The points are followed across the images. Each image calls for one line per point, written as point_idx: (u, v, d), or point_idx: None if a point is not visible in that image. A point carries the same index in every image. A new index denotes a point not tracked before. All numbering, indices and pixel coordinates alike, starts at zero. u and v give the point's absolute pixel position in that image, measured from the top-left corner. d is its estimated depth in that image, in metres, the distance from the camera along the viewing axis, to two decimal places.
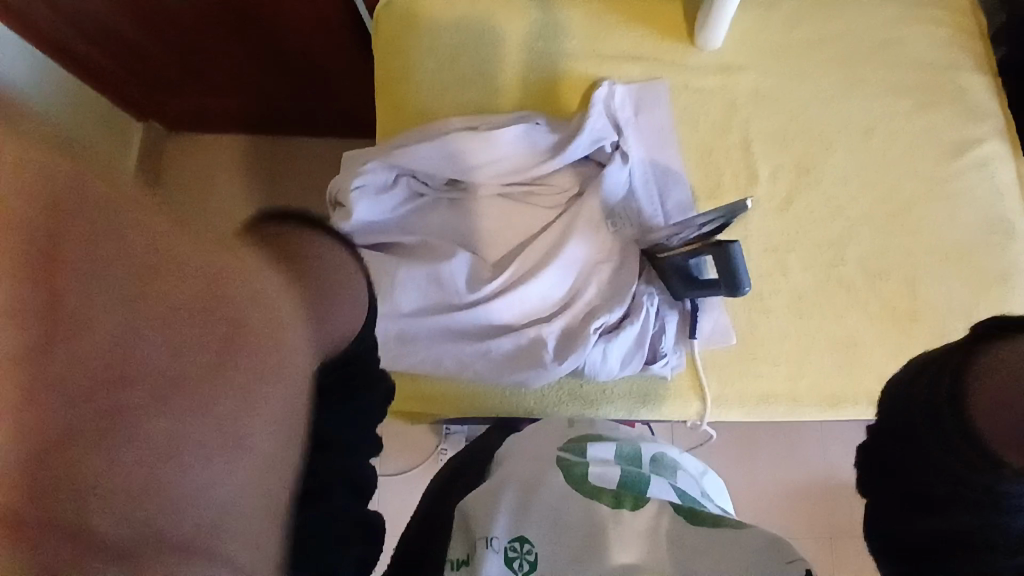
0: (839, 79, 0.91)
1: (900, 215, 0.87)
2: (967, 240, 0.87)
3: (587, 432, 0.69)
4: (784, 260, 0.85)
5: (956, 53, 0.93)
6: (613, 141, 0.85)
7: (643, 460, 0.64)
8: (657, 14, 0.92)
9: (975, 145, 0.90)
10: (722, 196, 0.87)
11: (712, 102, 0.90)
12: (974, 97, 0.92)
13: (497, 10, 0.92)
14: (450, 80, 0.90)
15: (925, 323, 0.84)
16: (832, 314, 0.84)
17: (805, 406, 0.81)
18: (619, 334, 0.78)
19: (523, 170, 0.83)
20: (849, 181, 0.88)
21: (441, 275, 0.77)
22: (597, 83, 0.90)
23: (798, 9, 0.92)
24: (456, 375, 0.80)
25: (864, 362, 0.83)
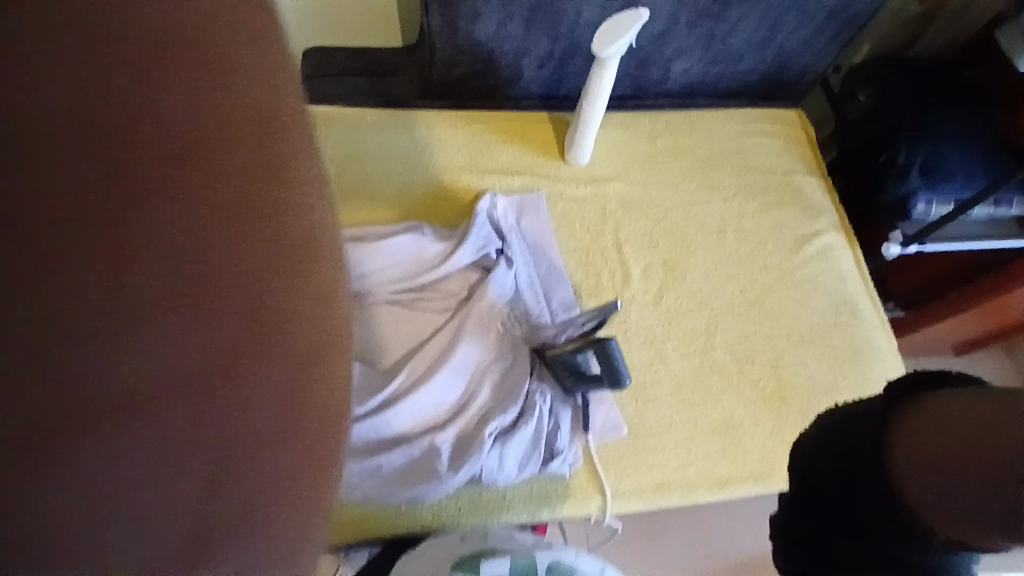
0: (693, 187, 1.04)
1: (756, 302, 0.98)
2: (816, 323, 0.98)
3: (481, 547, 0.69)
4: (663, 350, 0.91)
5: (786, 162, 1.10)
6: (497, 247, 0.90)
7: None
8: (532, 133, 1.03)
9: (811, 240, 1.04)
10: (602, 293, 0.93)
11: (586, 209, 0.98)
12: (809, 196, 1.08)
13: (383, 129, 0.98)
14: (338, 192, 0.92)
15: (792, 401, 0.92)
16: (711, 399, 0.89)
17: (697, 493, 0.84)
18: (514, 437, 0.77)
19: (412, 278, 0.85)
20: (711, 274, 0.98)
21: None
22: (481, 193, 0.96)
23: (651, 130, 1.06)
24: (344, 498, 0.73)
25: (744, 443, 0.88)
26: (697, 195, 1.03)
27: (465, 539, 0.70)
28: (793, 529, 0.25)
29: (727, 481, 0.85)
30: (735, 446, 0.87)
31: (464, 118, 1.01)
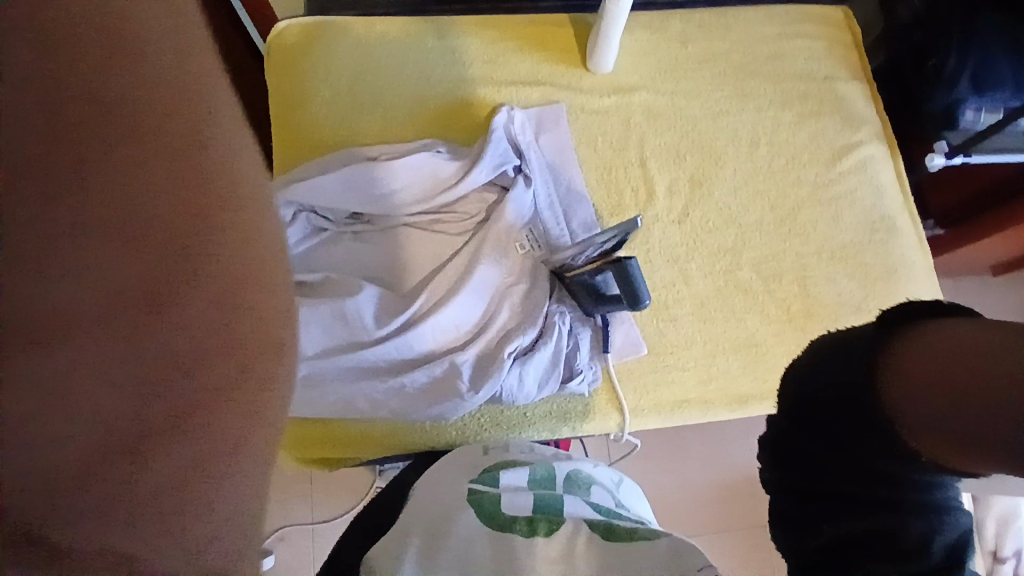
0: (724, 95, 0.96)
1: (787, 219, 0.93)
2: (849, 239, 0.94)
3: (502, 459, 0.70)
4: (686, 269, 0.88)
5: (829, 66, 1.00)
6: (515, 165, 0.87)
7: (557, 479, 0.64)
8: (551, 39, 0.95)
9: (851, 151, 0.97)
10: (624, 212, 0.90)
11: (609, 122, 0.93)
12: (851, 103, 0.99)
13: (393, 38, 0.92)
14: (347, 110, 0.88)
15: (818, 319, 0.89)
16: (734, 318, 0.88)
17: (715, 409, 0.84)
18: (533, 358, 0.77)
19: (426, 199, 0.82)
20: (740, 190, 0.93)
21: (344, 311, 0.74)
22: (497, 107, 0.91)
23: (680, 32, 0.97)
24: (371, 414, 0.77)
25: (766, 361, 0.87)
26: (729, 104, 0.96)
27: (488, 450, 0.73)
28: (795, 445, 0.35)
29: (747, 398, 0.85)
30: (756, 364, 0.87)
31: (478, 24, 0.94)
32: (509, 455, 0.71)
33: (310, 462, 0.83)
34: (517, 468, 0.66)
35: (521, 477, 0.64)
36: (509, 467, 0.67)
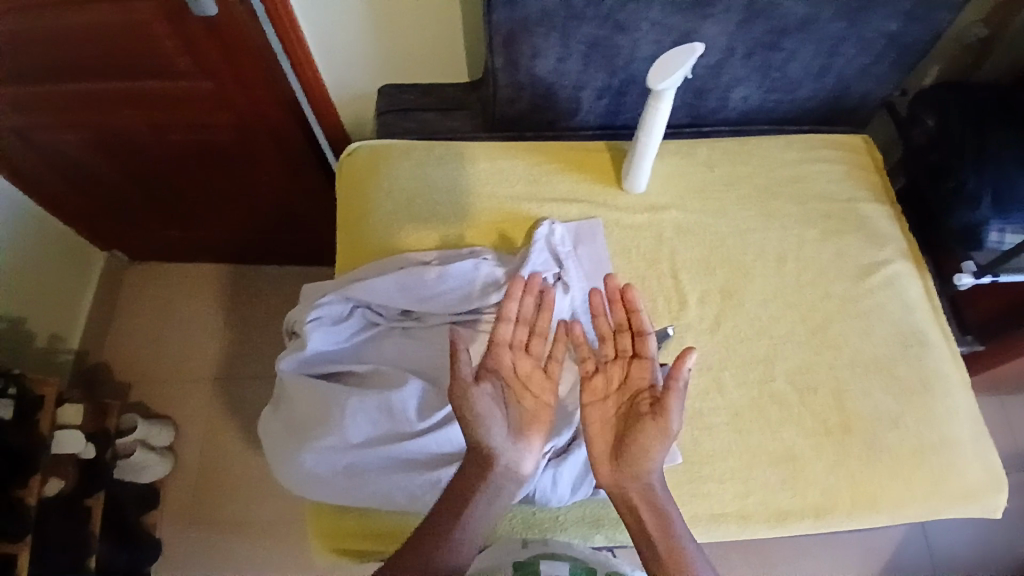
0: (751, 215, 1.03)
1: (818, 332, 0.95)
2: (882, 354, 0.95)
3: (541, 551, 0.77)
4: (719, 377, 0.91)
5: (850, 189, 1.07)
6: (555, 272, 0.93)
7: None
8: (588, 162, 1.06)
9: (878, 269, 1.01)
10: (657, 320, 0.94)
11: (642, 236, 1.00)
12: (874, 223, 1.04)
13: (450, 160, 1.04)
14: (406, 220, 0.99)
15: (855, 434, 0.89)
16: (770, 429, 0.88)
17: (755, 524, 0.83)
18: (567, 459, 0.79)
19: (472, 300, 0.88)
20: (770, 302, 0.97)
21: (390, 403, 0.80)
22: (539, 220, 1.00)
23: (707, 158, 1.07)
24: (408, 507, 0.80)
25: (804, 475, 0.86)
26: (756, 223, 1.03)
27: (527, 545, 0.78)
28: None
29: (787, 514, 0.84)
30: (795, 478, 0.86)
31: (523, 149, 1.06)
32: (549, 548, 0.78)
33: (342, 553, 0.83)
34: (558, 561, 0.74)
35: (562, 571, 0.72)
36: (551, 559, 0.75)
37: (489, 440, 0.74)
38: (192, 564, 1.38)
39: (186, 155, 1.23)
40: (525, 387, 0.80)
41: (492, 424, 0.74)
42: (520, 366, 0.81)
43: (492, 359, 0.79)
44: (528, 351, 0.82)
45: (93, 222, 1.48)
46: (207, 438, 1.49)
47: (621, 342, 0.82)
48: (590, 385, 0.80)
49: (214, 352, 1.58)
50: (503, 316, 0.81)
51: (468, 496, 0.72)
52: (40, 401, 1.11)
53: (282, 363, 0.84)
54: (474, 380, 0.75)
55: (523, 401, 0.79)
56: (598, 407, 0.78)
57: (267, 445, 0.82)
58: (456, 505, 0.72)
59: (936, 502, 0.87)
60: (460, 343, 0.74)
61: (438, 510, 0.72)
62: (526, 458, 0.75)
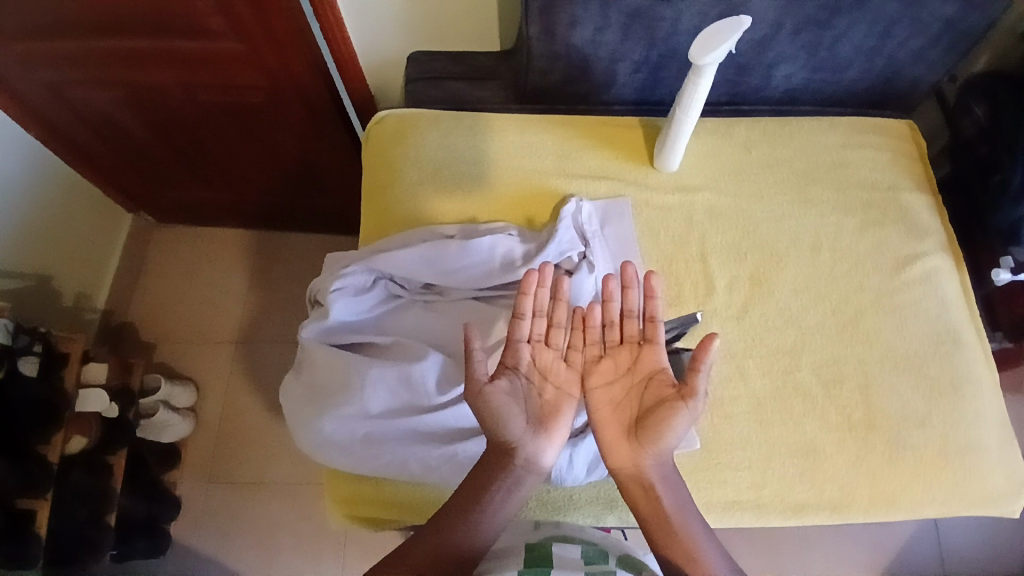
0: (787, 200, 1.00)
1: (849, 325, 0.92)
2: (915, 349, 0.92)
3: (553, 534, 0.76)
4: (743, 365, 0.89)
5: (893, 177, 1.02)
6: (580, 251, 0.91)
7: (608, 558, 0.72)
8: (620, 139, 1.03)
9: (916, 262, 0.97)
10: (682, 304, 0.92)
11: (671, 218, 0.97)
12: (916, 214, 1.00)
13: (478, 131, 1.02)
14: (431, 191, 0.97)
15: (879, 431, 0.86)
16: (791, 421, 0.86)
17: (769, 515, 0.82)
18: (584, 440, 0.79)
19: (495, 277, 0.87)
20: (800, 291, 0.94)
21: (410, 376, 0.79)
22: (567, 197, 0.98)
23: (744, 139, 1.03)
24: (423, 478, 0.80)
25: (824, 469, 0.84)
26: (791, 209, 0.99)
27: (539, 527, 0.79)
28: None
29: (803, 506, 0.83)
30: (813, 471, 0.84)
31: (554, 123, 1.03)
32: (560, 531, 0.78)
33: (358, 520, 0.84)
34: (569, 544, 0.74)
35: (573, 552, 0.72)
36: (562, 541, 0.75)
37: (507, 434, 0.72)
38: (211, 518, 1.43)
39: (213, 116, 1.23)
40: (546, 377, 0.77)
41: (510, 416, 0.72)
42: (541, 358, 0.77)
43: (511, 353, 0.76)
44: (547, 345, 0.78)
45: (121, 180, 1.50)
46: (228, 399, 1.53)
47: (632, 327, 0.78)
48: (598, 369, 0.77)
49: (236, 315, 1.60)
50: (519, 313, 0.77)
51: (486, 487, 0.72)
52: (64, 357, 1.16)
53: (304, 331, 0.84)
54: (489, 378, 0.72)
55: (543, 392, 0.76)
56: (605, 389, 0.76)
57: (287, 410, 0.83)
58: (471, 498, 0.71)
59: (956, 503, 0.85)
60: (476, 340, 0.72)
61: (452, 502, 0.72)
62: (546, 451, 0.73)
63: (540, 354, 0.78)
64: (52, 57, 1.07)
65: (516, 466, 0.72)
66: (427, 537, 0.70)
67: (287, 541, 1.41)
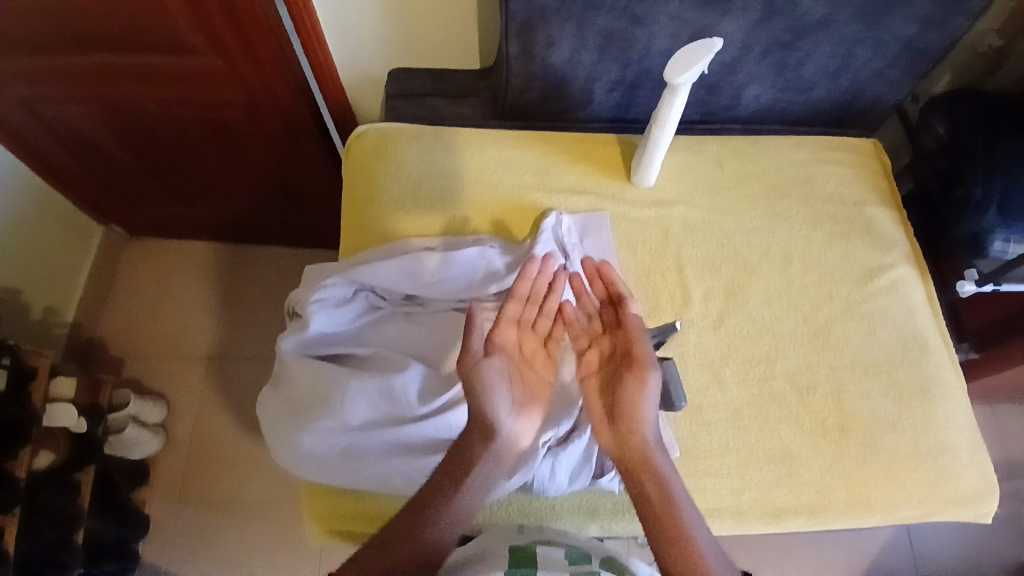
0: (757, 213, 1.03)
1: (821, 334, 0.95)
2: (884, 357, 0.95)
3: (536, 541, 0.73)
4: (720, 373, 0.91)
5: (857, 192, 1.07)
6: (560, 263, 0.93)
7: (591, 559, 0.71)
8: (597, 155, 1.05)
9: (881, 274, 1.01)
10: (660, 316, 0.94)
11: (648, 230, 1.00)
12: (879, 227, 1.04)
13: (459, 146, 1.03)
14: (413, 204, 0.98)
15: (853, 436, 0.89)
16: (769, 427, 0.88)
17: (749, 520, 0.83)
18: (566, 449, 0.78)
19: (476, 288, 0.88)
20: (773, 302, 0.97)
21: (391, 387, 0.79)
22: (546, 211, 1.00)
23: (717, 155, 1.06)
24: (404, 492, 0.80)
25: (800, 474, 0.86)
26: (762, 222, 1.02)
27: (522, 532, 0.76)
28: None
29: (782, 512, 0.84)
30: (790, 477, 0.85)
31: (533, 138, 1.05)
32: (544, 535, 0.76)
33: (337, 536, 0.83)
34: (551, 546, 0.72)
35: (557, 555, 0.70)
36: (543, 545, 0.73)
37: (490, 415, 0.72)
38: (183, 540, 1.39)
39: (191, 131, 1.22)
40: (529, 364, 0.78)
41: (496, 395, 0.72)
42: (525, 344, 0.79)
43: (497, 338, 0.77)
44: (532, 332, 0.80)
45: (94, 196, 1.47)
46: (202, 416, 1.49)
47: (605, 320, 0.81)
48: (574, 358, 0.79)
49: (212, 331, 1.57)
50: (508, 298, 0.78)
51: (465, 475, 0.70)
52: (33, 374, 1.12)
53: (284, 343, 0.84)
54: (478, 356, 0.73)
55: (526, 377, 0.77)
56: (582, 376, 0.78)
57: (266, 424, 0.82)
58: (438, 498, 0.69)
59: (931, 506, 0.87)
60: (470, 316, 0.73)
61: (421, 499, 0.69)
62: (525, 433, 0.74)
63: (524, 341, 0.79)
64: (26, 70, 1.06)
65: (495, 456, 0.72)
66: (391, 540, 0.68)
67: (261, 561, 1.37)
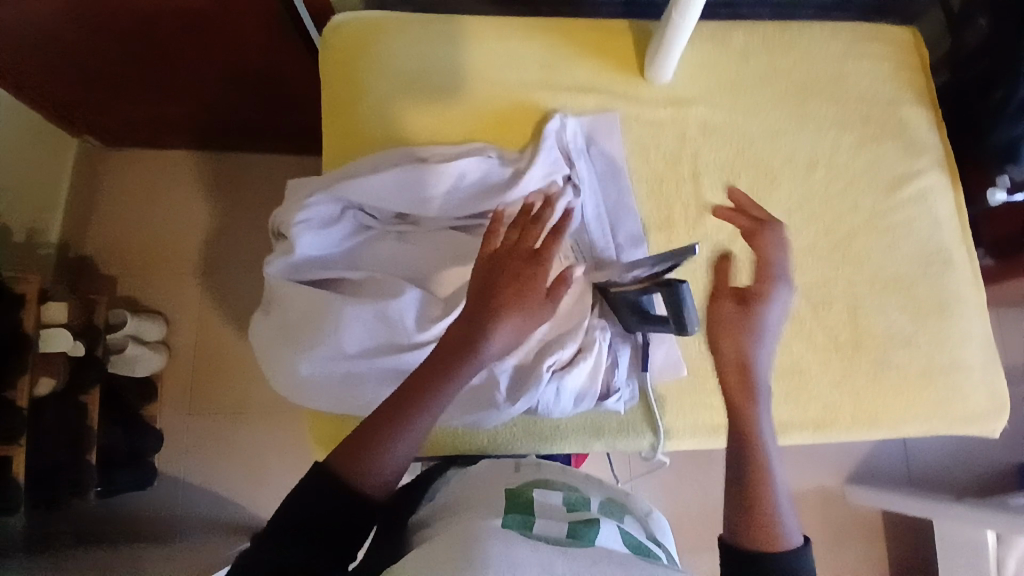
0: (784, 113, 0.93)
1: (842, 248, 0.89)
2: (905, 271, 0.90)
3: (534, 477, 0.70)
4: (733, 291, 0.86)
5: (894, 88, 0.95)
6: (565, 173, 0.85)
7: (591, 505, 0.65)
8: (607, 45, 0.93)
9: (910, 181, 0.93)
10: (673, 230, 0.88)
11: (663, 134, 0.90)
12: (914, 129, 0.94)
13: (449, 38, 0.90)
14: (399, 106, 0.87)
15: (865, 354, 0.86)
16: (780, 345, 0.85)
17: None
18: (572, 371, 0.75)
19: (474, 207, 0.82)
20: (793, 213, 0.90)
21: (388, 313, 0.75)
22: (549, 113, 0.89)
23: (743, 45, 0.94)
24: None
25: (808, 391, 0.84)
26: (788, 123, 0.92)
27: (519, 470, 0.72)
28: None
29: (788, 428, 0.83)
30: (798, 394, 0.84)
31: (534, 27, 0.92)
32: (541, 474, 0.71)
33: None
34: (548, 490, 0.66)
35: (554, 499, 0.64)
36: (540, 488, 0.67)
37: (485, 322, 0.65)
38: (198, 447, 1.43)
39: (156, 25, 1.07)
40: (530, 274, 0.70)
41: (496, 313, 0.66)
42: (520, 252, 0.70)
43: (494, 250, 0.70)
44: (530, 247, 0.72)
45: (62, 103, 1.32)
46: (203, 328, 1.48)
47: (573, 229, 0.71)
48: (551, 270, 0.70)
49: (202, 243, 1.51)
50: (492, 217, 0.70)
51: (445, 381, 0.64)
52: (21, 300, 1.09)
53: (270, 267, 0.78)
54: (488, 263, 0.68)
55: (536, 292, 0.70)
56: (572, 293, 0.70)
57: (259, 351, 0.78)
58: (417, 398, 0.63)
59: (936, 421, 0.86)
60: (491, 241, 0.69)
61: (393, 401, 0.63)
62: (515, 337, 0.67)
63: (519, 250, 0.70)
64: None
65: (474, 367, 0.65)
66: (368, 434, 0.62)
67: (276, 468, 1.43)
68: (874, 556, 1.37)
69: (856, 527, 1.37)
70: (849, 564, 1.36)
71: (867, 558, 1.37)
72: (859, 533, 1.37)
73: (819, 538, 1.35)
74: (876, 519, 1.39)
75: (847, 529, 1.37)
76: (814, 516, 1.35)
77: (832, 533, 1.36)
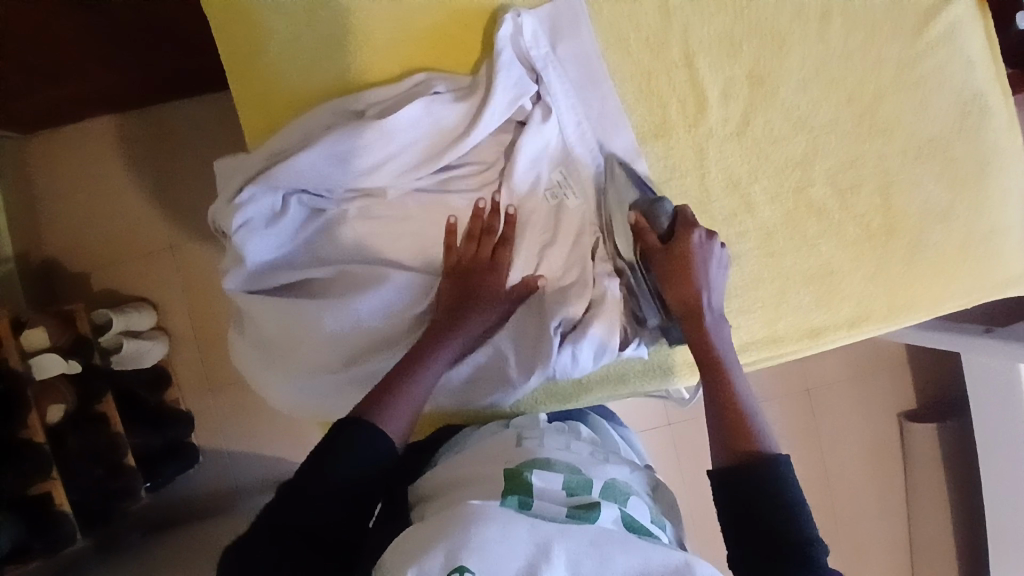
0: None
1: (868, 113, 0.76)
2: (940, 131, 0.77)
3: (532, 457, 0.61)
4: (749, 194, 0.75)
5: None
6: (533, 93, 0.71)
7: (594, 488, 0.59)
8: None
9: (940, 13, 0.76)
10: (671, 132, 0.74)
11: (641, 11, 0.72)
12: None
13: None
14: (313, 48, 0.69)
15: (900, 236, 0.77)
16: (805, 246, 0.76)
17: (786, 345, 0.77)
18: (584, 332, 0.69)
19: (433, 160, 0.69)
20: (808, 84, 0.75)
21: (373, 308, 0.67)
22: (499, 12, 0.71)
23: None
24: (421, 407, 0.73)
25: (839, 290, 0.77)
26: None
27: (521, 445, 0.64)
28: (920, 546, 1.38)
29: (820, 330, 0.77)
30: (830, 294, 0.77)
31: None
32: (542, 452, 0.63)
33: None
34: (550, 471, 0.59)
35: (555, 483, 0.57)
36: (541, 468, 0.59)
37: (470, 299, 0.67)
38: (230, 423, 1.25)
39: None
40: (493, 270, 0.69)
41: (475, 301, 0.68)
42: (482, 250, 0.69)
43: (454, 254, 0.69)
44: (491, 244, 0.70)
45: None
46: (197, 302, 1.22)
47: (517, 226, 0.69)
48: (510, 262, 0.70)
49: (166, 219, 1.20)
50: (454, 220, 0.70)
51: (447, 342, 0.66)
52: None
53: (227, 283, 0.67)
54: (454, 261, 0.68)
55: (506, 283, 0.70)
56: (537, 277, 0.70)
57: (247, 374, 0.71)
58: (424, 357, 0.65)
59: (976, 291, 0.80)
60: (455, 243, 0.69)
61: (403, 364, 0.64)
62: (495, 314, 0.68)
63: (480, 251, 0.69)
64: None
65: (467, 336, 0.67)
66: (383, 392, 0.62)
67: None
68: (898, 387, 1.41)
69: (878, 361, 1.40)
70: (876, 398, 1.40)
71: (891, 390, 1.40)
72: (882, 368, 1.40)
73: (843, 377, 1.38)
74: (897, 352, 1.41)
75: (869, 364, 1.39)
76: (835, 358, 1.37)
77: (855, 370, 1.38)
